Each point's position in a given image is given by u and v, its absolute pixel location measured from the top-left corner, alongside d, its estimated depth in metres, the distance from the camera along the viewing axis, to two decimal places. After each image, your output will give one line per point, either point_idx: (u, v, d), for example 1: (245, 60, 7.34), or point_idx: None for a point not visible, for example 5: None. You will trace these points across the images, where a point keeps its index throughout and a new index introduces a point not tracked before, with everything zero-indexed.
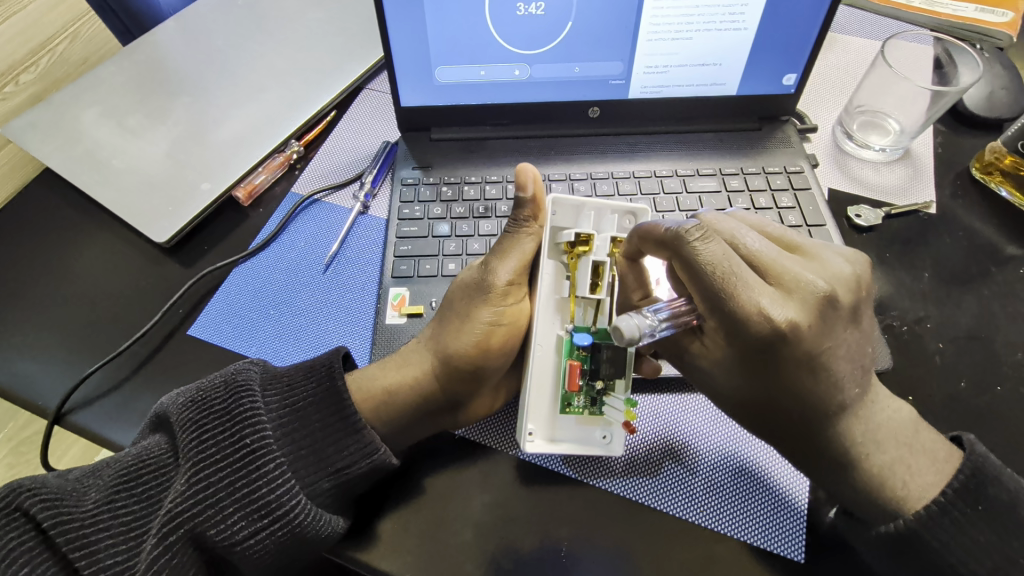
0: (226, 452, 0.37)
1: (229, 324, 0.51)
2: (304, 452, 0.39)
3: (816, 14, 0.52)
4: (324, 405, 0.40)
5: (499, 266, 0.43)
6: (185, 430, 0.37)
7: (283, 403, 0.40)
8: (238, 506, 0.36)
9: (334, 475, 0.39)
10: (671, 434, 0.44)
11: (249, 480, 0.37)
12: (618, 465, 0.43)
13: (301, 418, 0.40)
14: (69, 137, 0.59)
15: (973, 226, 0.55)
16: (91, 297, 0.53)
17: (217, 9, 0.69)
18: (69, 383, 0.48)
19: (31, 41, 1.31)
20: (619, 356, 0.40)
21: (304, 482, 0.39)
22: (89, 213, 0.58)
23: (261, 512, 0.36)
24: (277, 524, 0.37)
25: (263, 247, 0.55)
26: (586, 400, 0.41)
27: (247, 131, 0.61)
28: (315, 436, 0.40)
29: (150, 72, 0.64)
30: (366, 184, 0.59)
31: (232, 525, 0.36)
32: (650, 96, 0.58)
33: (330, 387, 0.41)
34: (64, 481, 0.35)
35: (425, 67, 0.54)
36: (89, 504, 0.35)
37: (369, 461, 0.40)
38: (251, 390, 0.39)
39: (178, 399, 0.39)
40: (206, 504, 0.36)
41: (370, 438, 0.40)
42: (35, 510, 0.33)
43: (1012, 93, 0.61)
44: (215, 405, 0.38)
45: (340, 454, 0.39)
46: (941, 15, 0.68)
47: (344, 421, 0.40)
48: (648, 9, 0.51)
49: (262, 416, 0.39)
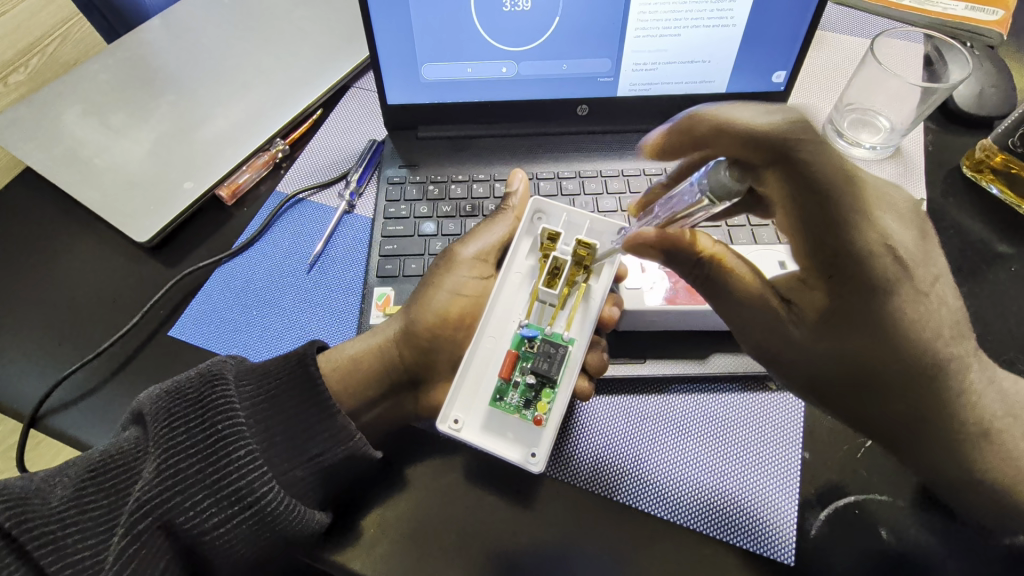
0: (197, 440, 0.36)
1: (209, 325, 0.50)
2: (279, 439, 0.39)
3: (804, 11, 0.51)
4: (295, 391, 0.40)
5: (470, 242, 0.47)
6: (155, 418, 0.36)
7: (258, 391, 0.40)
8: (210, 493, 0.35)
9: (309, 462, 0.39)
10: (642, 435, 0.44)
11: (220, 468, 0.36)
12: (590, 465, 0.43)
13: (273, 404, 0.39)
14: (49, 136, 0.58)
15: (965, 224, 0.54)
16: (70, 298, 0.52)
17: (202, 8, 0.69)
18: (45, 386, 0.47)
19: (20, 41, 1.31)
20: (557, 355, 0.39)
21: (279, 470, 0.38)
22: (70, 213, 0.57)
23: (232, 500, 0.36)
24: (249, 513, 0.36)
25: (246, 247, 0.55)
26: (517, 398, 0.39)
27: (231, 129, 0.60)
28: (289, 423, 0.39)
29: (133, 71, 0.63)
30: (352, 182, 0.58)
31: (203, 513, 0.35)
32: (639, 94, 0.57)
33: (303, 374, 0.40)
34: (27, 481, 0.34)
35: (410, 64, 0.53)
36: (54, 501, 0.34)
37: (345, 449, 0.39)
38: (225, 378, 0.39)
39: (151, 392, 0.38)
40: (176, 491, 0.35)
41: (344, 423, 0.40)
42: None
43: (1004, 91, 0.61)
44: (186, 394, 0.37)
45: (315, 441, 0.39)
46: (933, 13, 0.67)
47: (318, 406, 0.40)
48: (636, 6, 0.50)
49: (234, 403, 0.38)
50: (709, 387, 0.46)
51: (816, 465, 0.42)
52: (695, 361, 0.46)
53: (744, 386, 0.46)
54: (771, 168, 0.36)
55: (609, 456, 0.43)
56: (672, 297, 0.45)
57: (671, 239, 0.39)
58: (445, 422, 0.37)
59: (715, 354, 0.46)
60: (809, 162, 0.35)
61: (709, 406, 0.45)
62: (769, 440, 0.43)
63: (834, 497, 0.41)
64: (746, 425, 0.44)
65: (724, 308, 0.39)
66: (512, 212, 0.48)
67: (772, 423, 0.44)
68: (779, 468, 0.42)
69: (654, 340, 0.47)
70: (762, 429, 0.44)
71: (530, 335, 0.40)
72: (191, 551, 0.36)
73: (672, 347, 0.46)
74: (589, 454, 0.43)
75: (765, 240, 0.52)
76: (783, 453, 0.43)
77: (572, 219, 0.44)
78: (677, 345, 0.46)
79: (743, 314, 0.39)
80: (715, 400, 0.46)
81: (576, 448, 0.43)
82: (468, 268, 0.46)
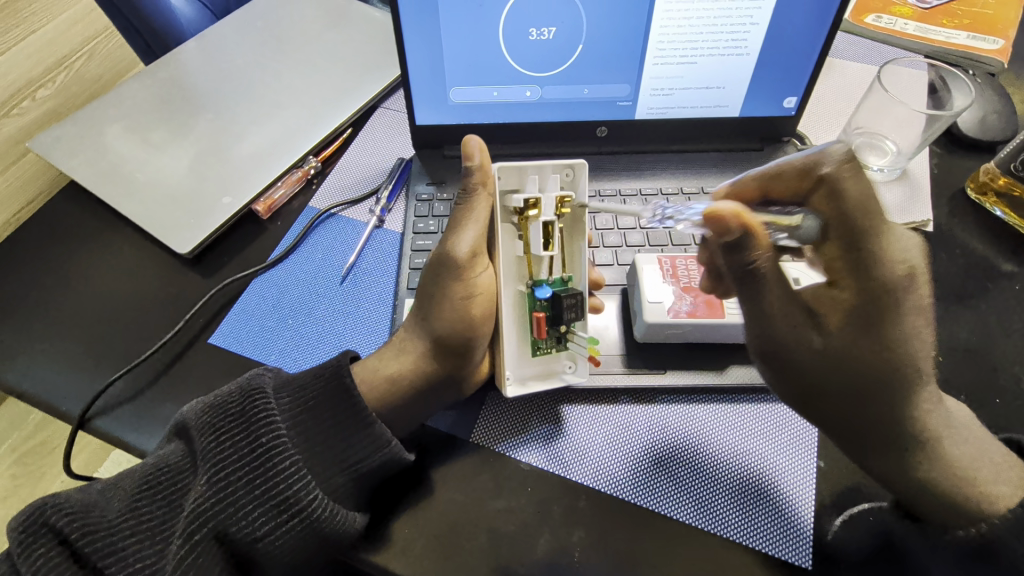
0: (242, 452, 0.38)
1: (247, 333, 0.53)
2: (318, 449, 0.40)
3: (813, 41, 0.54)
4: (331, 403, 0.41)
5: (458, 237, 0.44)
6: (202, 433, 0.39)
7: (295, 402, 0.41)
8: (259, 503, 0.37)
9: (348, 470, 0.40)
10: (640, 432, 0.47)
11: (265, 477, 0.38)
12: (604, 467, 0.45)
13: (311, 416, 0.41)
14: (94, 152, 0.62)
15: (969, 244, 0.56)
16: (113, 306, 0.54)
17: (238, 33, 0.73)
18: (90, 391, 0.49)
19: (49, 58, 1.35)
20: (580, 303, 0.45)
21: (320, 477, 0.40)
22: (112, 225, 0.60)
23: (279, 508, 0.38)
24: (296, 519, 0.38)
25: (281, 259, 0.57)
26: (548, 341, 0.47)
27: (265, 146, 0.63)
28: (328, 434, 0.41)
29: (172, 91, 0.67)
30: (382, 199, 0.61)
31: (253, 522, 0.37)
32: (656, 117, 0.60)
33: (338, 385, 0.42)
34: (86, 494, 0.37)
35: (440, 86, 0.56)
36: (112, 514, 0.36)
37: (382, 455, 0.41)
38: (264, 392, 0.41)
39: (194, 408, 0.41)
40: (227, 501, 0.37)
41: (379, 431, 0.41)
42: (60, 523, 0.35)
43: (1005, 116, 0.64)
44: (229, 408, 0.40)
45: (353, 449, 0.41)
46: (935, 41, 0.71)
47: (353, 415, 0.41)
48: (655, 34, 0.53)
49: (275, 416, 0.40)
50: (726, 397, 0.48)
51: (832, 473, 0.44)
52: (713, 373, 0.48)
53: (759, 398, 0.48)
54: (820, 194, 0.43)
55: (623, 459, 0.45)
56: (692, 310, 0.47)
57: (742, 230, 0.41)
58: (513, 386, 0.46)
59: (733, 366, 0.48)
60: (853, 190, 0.41)
61: (724, 416, 0.47)
62: (783, 450, 0.45)
63: (849, 504, 0.43)
64: (761, 436, 0.46)
65: (752, 303, 0.43)
66: (485, 190, 0.44)
67: (787, 434, 0.46)
68: (795, 478, 0.44)
69: (674, 352, 0.49)
70: (777, 441, 0.46)
71: (545, 294, 0.46)
72: (242, 557, 0.38)
73: (692, 359, 0.49)
74: (589, 450, 0.46)
75: None
76: (798, 462, 0.45)
77: (531, 171, 0.44)
78: (696, 357, 0.49)
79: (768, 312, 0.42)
80: (733, 410, 0.47)
81: (592, 451, 0.46)
82: (471, 265, 0.44)
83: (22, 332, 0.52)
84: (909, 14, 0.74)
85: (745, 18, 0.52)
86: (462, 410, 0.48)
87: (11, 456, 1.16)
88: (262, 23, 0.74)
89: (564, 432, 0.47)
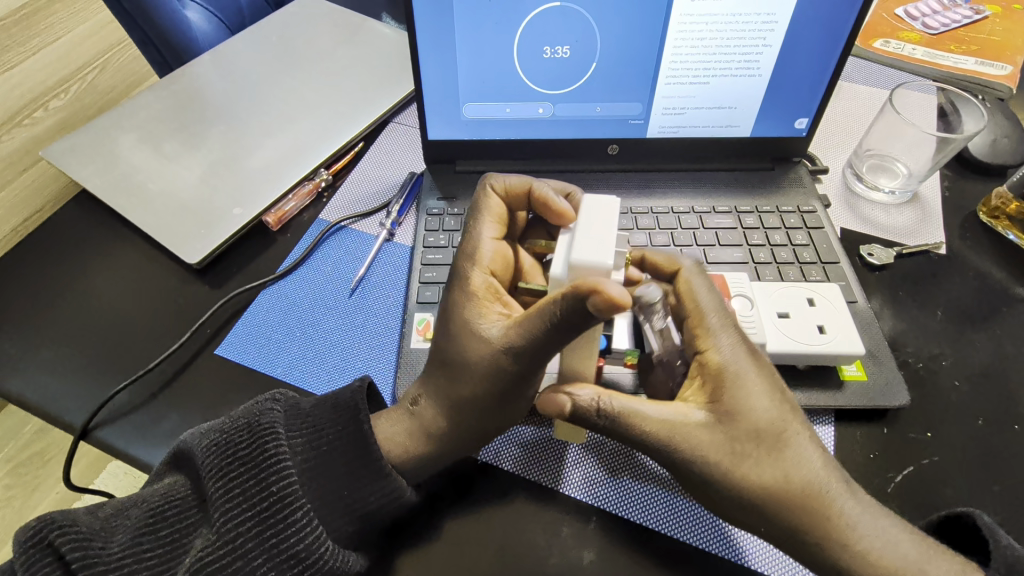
0: (252, 497, 0.37)
1: (255, 345, 0.52)
2: (329, 496, 0.40)
3: (824, 65, 0.55)
4: (347, 450, 0.41)
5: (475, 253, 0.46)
6: (210, 474, 0.38)
7: (310, 446, 0.41)
8: (267, 554, 0.36)
9: (358, 518, 0.40)
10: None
11: (276, 527, 0.37)
12: (620, 488, 0.43)
13: (325, 461, 0.41)
14: (106, 161, 0.62)
15: (983, 267, 0.56)
16: (119, 314, 0.54)
17: (252, 47, 0.74)
18: (93, 401, 0.49)
19: (63, 69, 1.37)
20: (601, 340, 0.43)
21: (329, 525, 0.39)
22: (122, 234, 0.60)
23: (287, 560, 0.36)
24: (304, 573, 0.37)
25: (290, 270, 0.57)
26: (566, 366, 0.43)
27: (277, 159, 0.63)
28: (340, 481, 0.40)
29: (185, 102, 0.67)
30: (393, 212, 0.61)
31: (261, 575, 0.36)
32: (667, 136, 0.60)
33: (355, 431, 0.42)
34: (92, 521, 0.37)
35: (453, 102, 0.57)
36: (115, 547, 0.36)
37: (393, 501, 0.41)
38: (280, 433, 0.40)
39: (204, 445, 0.39)
40: (236, 555, 0.36)
41: (394, 482, 0.41)
42: (63, 548, 0.35)
43: (1015, 141, 0.64)
44: (239, 451, 0.38)
45: (365, 498, 0.40)
46: (943, 66, 0.72)
47: (368, 464, 0.41)
48: (668, 55, 0.54)
49: (288, 462, 0.39)
50: None
51: None
52: None
53: None
54: None
55: (639, 480, 0.44)
56: None
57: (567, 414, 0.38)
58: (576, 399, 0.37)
59: None
60: None
61: None
62: None
63: None
64: None
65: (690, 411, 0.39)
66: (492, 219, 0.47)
67: None
68: None
69: None
70: None
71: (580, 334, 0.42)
72: None
73: None
74: (596, 468, 0.44)
75: (792, 276, 0.54)
76: None
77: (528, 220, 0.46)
78: None
79: (753, 402, 0.37)
80: None
81: (606, 471, 0.44)
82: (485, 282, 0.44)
83: (27, 340, 0.52)
84: (916, 40, 0.75)
85: (757, 40, 0.53)
86: None
87: (6, 465, 1.15)
88: (275, 38, 0.75)
89: (572, 446, 0.45)
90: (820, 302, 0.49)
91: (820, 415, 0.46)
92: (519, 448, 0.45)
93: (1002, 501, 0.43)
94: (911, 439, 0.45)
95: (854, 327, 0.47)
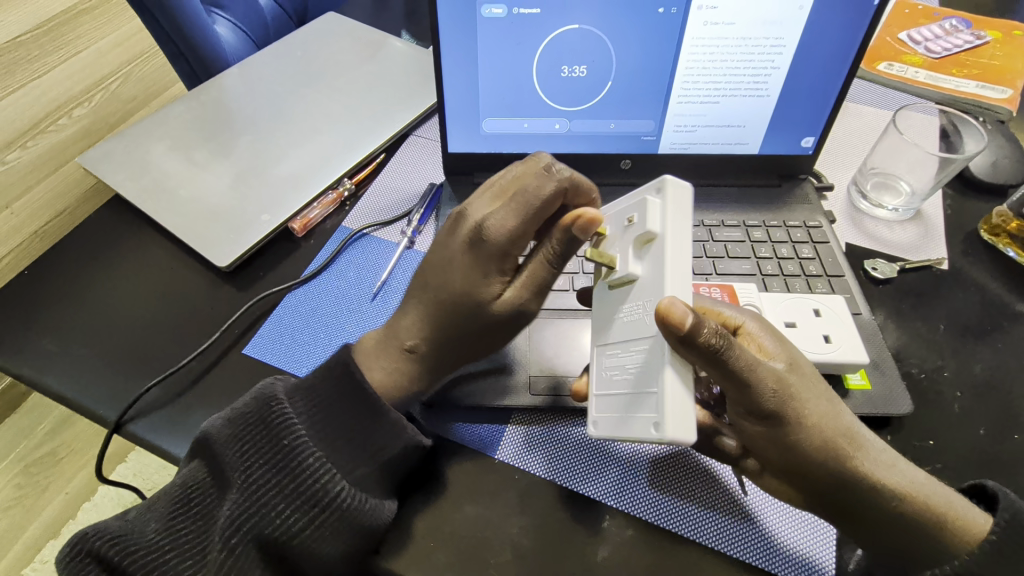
0: (268, 455, 0.39)
1: (281, 346, 0.54)
2: (340, 442, 0.41)
3: (830, 86, 0.57)
4: (344, 398, 0.42)
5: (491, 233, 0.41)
6: (227, 444, 0.40)
7: (310, 404, 0.42)
8: (289, 500, 0.38)
9: (371, 459, 0.41)
10: (654, 451, 0.47)
11: (295, 476, 0.39)
12: (629, 488, 0.45)
13: (328, 413, 0.41)
14: (139, 168, 0.65)
15: (985, 283, 0.58)
16: (151, 314, 0.57)
17: (279, 62, 0.77)
18: (126, 396, 0.51)
19: (85, 78, 1.40)
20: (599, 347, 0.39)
21: (345, 469, 0.40)
22: (154, 238, 0.62)
23: (310, 503, 0.38)
24: (327, 511, 0.38)
25: (315, 275, 0.59)
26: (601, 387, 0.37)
27: (303, 168, 0.66)
28: (346, 429, 0.41)
29: (215, 113, 0.70)
30: (414, 221, 0.63)
31: (288, 520, 0.38)
32: (678, 152, 0.62)
33: (348, 381, 0.42)
34: (124, 520, 0.39)
35: (473, 117, 0.59)
36: (150, 534, 0.38)
37: (401, 441, 0.42)
38: (279, 399, 0.41)
39: (216, 421, 0.41)
40: (260, 505, 0.38)
41: (397, 419, 0.42)
42: (103, 548, 0.37)
43: (1016, 162, 0.66)
44: (249, 418, 0.40)
45: (373, 439, 0.41)
46: (946, 89, 0.74)
47: (367, 407, 0.41)
48: (680, 75, 0.56)
49: (293, 418, 0.40)
50: None
51: None
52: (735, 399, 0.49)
53: None
54: None
55: (648, 482, 0.46)
56: None
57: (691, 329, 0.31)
58: (666, 435, 0.30)
59: None
60: None
61: None
62: None
63: None
64: None
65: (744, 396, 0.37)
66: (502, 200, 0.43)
67: None
68: None
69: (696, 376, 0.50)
70: None
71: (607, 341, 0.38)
72: (283, 557, 0.38)
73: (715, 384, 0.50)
74: (607, 469, 0.46)
75: (798, 289, 0.55)
76: None
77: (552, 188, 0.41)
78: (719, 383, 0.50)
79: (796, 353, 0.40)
80: None
81: (616, 473, 0.46)
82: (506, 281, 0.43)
83: (62, 337, 0.54)
84: (919, 63, 0.78)
85: (766, 63, 0.55)
86: (482, 424, 0.48)
87: (19, 464, 1.16)
88: (301, 54, 0.78)
89: (583, 448, 0.47)
90: (826, 313, 0.50)
91: None
92: (532, 448, 0.47)
93: None
94: (914, 446, 0.47)
95: (859, 338, 0.48)
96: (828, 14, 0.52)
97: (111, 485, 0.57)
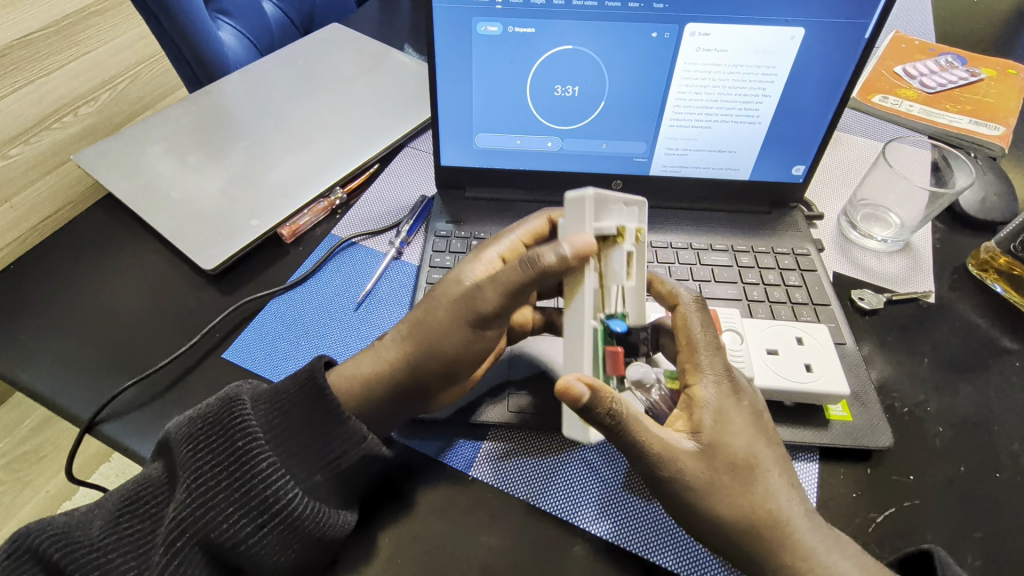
0: (220, 457, 0.39)
1: (261, 351, 0.54)
2: (295, 449, 0.41)
3: (822, 116, 0.57)
4: (305, 403, 0.42)
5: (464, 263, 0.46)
6: (183, 444, 0.40)
7: (272, 409, 0.42)
8: (239, 504, 0.38)
9: (327, 467, 0.41)
10: (625, 471, 0.47)
11: (245, 481, 0.38)
12: (598, 509, 0.44)
13: (286, 419, 0.41)
14: (133, 167, 0.65)
15: (971, 318, 0.57)
16: (134, 313, 0.56)
17: (280, 68, 0.78)
18: (101, 396, 0.50)
19: (93, 78, 1.42)
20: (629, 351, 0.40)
21: (300, 477, 0.40)
22: (143, 237, 0.62)
23: (260, 507, 0.38)
24: (276, 519, 0.38)
25: (299, 282, 0.59)
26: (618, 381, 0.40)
27: (295, 175, 0.66)
28: (302, 435, 0.41)
29: (213, 116, 0.71)
30: (403, 232, 0.64)
31: (234, 524, 0.38)
32: (669, 175, 0.62)
33: (311, 387, 0.42)
34: (70, 517, 0.38)
35: (466, 131, 0.60)
36: (94, 532, 0.37)
37: (360, 449, 0.41)
38: (242, 400, 0.41)
39: (178, 421, 0.41)
40: (208, 506, 0.38)
41: (355, 427, 0.42)
42: (41, 544, 0.36)
43: (1005, 198, 0.66)
44: (209, 418, 0.40)
45: (330, 446, 0.41)
46: (939, 124, 0.75)
47: (326, 412, 0.42)
48: (673, 97, 0.57)
49: (252, 421, 0.40)
50: None
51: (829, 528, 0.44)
52: None
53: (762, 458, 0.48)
54: None
55: (618, 502, 0.45)
56: None
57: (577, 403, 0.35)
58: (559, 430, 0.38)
59: None
60: None
61: None
62: None
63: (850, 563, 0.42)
64: None
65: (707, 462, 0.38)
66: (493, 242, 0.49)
67: None
68: None
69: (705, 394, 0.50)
70: None
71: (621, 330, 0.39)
72: (228, 560, 0.38)
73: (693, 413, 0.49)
74: (578, 488, 0.46)
75: (783, 315, 0.55)
76: None
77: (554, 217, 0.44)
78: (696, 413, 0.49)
79: (731, 437, 0.39)
80: None
81: (585, 492, 0.45)
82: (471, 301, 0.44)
83: (43, 333, 0.54)
84: (914, 97, 0.79)
85: (757, 91, 0.56)
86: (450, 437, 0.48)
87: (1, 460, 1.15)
88: (302, 62, 0.79)
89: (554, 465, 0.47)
90: (809, 341, 0.50)
91: (803, 451, 0.47)
92: (505, 462, 0.47)
93: (983, 548, 0.43)
94: (893, 481, 0.46)
95: (840, 367, 0.48)
96: (818, 47, 0.53)
97: (83, 486, 0.56)
